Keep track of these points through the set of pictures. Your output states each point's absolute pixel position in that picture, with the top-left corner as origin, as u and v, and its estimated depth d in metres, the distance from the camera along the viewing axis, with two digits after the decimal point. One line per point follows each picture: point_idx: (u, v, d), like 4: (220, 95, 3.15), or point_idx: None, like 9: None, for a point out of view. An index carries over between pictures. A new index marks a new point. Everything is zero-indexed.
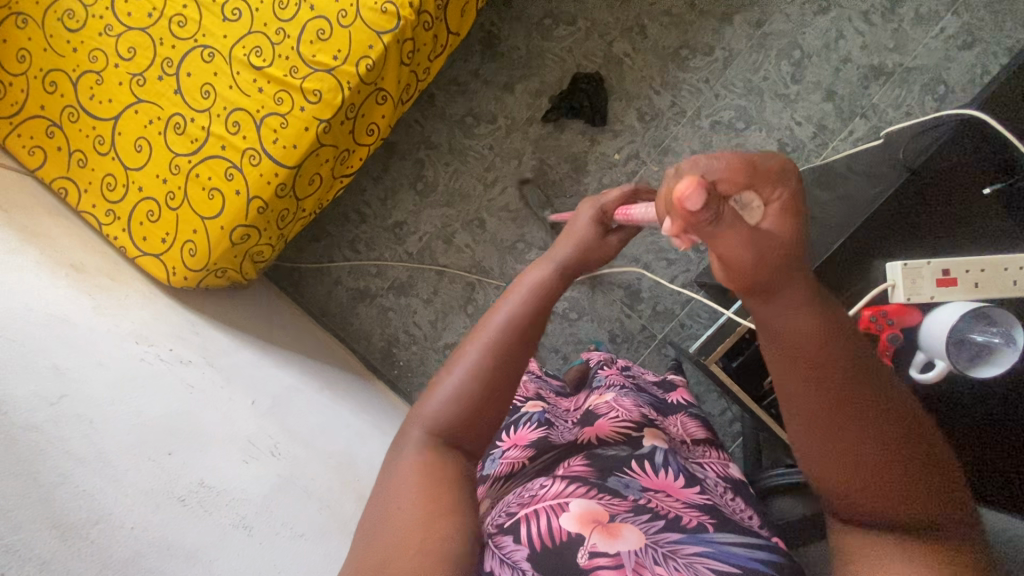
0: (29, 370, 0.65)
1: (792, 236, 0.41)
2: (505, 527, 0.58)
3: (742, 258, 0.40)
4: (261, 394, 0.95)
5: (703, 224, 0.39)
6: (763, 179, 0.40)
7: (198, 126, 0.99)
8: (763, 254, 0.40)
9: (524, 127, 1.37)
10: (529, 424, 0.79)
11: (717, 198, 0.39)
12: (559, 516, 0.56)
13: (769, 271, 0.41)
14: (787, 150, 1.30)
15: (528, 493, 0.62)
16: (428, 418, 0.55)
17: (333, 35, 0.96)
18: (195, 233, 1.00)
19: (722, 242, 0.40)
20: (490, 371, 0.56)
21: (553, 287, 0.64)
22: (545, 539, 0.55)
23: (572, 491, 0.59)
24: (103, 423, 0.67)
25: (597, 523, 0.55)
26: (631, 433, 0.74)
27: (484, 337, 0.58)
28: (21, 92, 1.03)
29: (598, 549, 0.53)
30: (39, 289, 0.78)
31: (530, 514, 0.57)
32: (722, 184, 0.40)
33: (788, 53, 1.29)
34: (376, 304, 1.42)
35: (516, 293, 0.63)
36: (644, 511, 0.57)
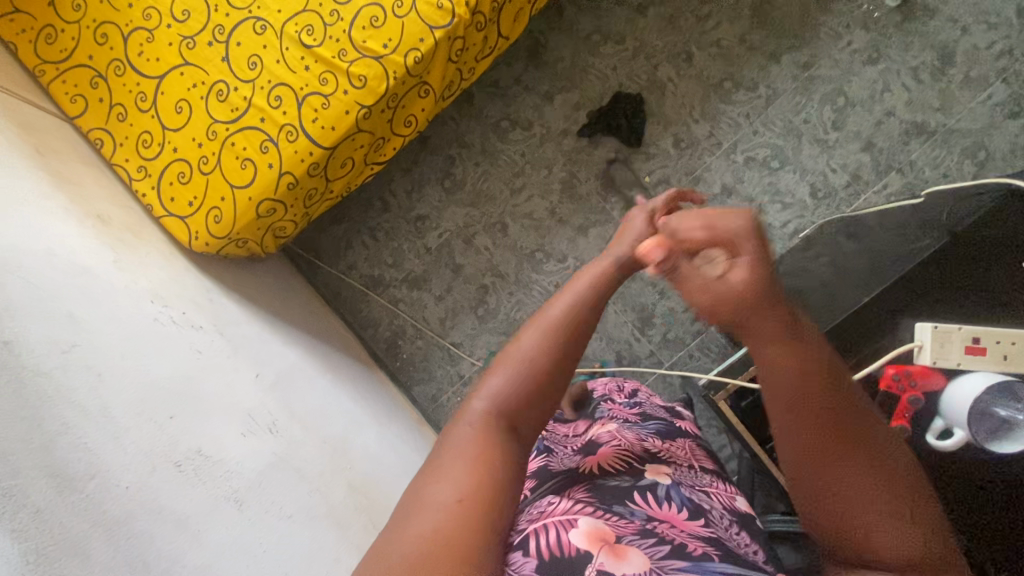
0: (45, 316, 0.65)
1: (756, 283, 0.51)
2: (513, 541, 0.59)
3: (704, 296, 0.54)
4: (266, 369, 0.95)
5: (670, 270, 0.59)
6: (721, 236, 0.56)
7: (241, 95, 0.99)
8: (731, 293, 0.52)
9: (559, 138, 1.37)
10: (532, 453, 0.81)
11: (676, 253, 0.59)
12: (569, 531, 0.57)
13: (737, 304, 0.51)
14: (818, 195, 1.29)
15: (535, 511, 0.64)
16: (490, 393, 0.53)
17: (385, 24, 0.97)
18: (222, 201, 0.99)
19: (690, 279, 0.56)
20: (549, 359, 0.56)
21: (607, 287, 0.65)
22: (553, 551, 0.55)
23: (579, 510, 0.61)
24: (109, 378, 0.67)
25: (604, 543, 0.55)
26: (631, 463, 0.72)
27: (543, 321, 0.59)
28: (72, 39, 1.03)
29: (605, 568, 0.52)
30: (63, 237, 0.79)
31: (539, 530, 0.59)
32: (687, 241, 0.58)
33: (832, 99, 1.29)
34: (388, 295, 1.42)
35: (576, 284, 0.64)
36: (651, 536, 0.57)
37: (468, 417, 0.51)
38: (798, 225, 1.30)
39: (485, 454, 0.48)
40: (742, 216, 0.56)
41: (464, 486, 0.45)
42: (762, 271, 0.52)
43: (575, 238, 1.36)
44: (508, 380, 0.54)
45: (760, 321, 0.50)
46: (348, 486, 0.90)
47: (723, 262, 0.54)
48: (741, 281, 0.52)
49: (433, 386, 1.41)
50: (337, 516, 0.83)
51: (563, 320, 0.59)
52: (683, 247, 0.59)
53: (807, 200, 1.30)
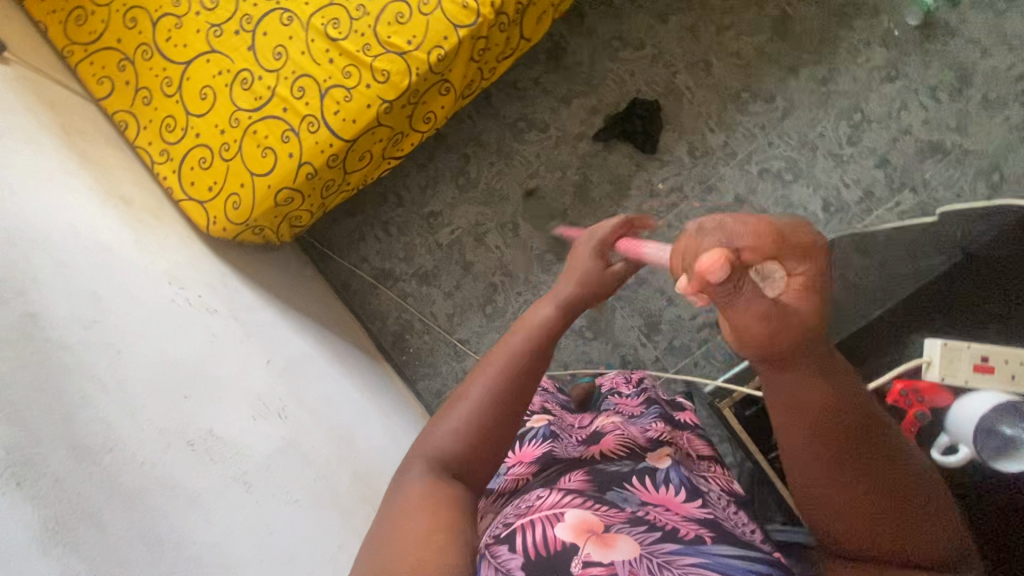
0: (69, 293, 0.67)
1: (813, 309, 0.40)
2: (500, 536, 0.58)
3: (752, 328, 0.41)
4: (276, 355, 0.97)
5: (717, 293, 0.40)
6: (791, 251, 0.40)
7: (265, 85, 1.01)
8: (779, 327, 0.40)
9: (574, 141, 1.37)
10: (534, 440, 0.81)
11: (739, 270, 0.39)
12: (554, 525, 0.56)
13: (782, 340, 0.41)
14: (830, 210, 1.30)
15: (524, 506, 0.63)
16: (437, 447, 0.56)
17: (411, 20, 0.98)
18: (241, 187, 1.01)
19: (739, 311, 0.40)
20: (504, 398, 0.58)
21: (557, 323, 0.66)
22: (540, 547, 0.54)
23: (568, 502, 0.60)
24: (127, 355, 0.68)
25: (591, 534, 0.54)
26: (633, 450, 0.75)
27: (501, 361, 0.61)
28: (101, 22, 1.05)
29: (591, 559, 0.51)
30: (86, 216, 0.80)
31: (527, 524, 0.58)
32: (744, 253, 0.40)
33: (848, 115, 1.30)
34: (397, 289, 1.43)
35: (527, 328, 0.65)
36: (641, 524, 0.57)
37: (412, 478, 0.54)
38: None
39: (438, 496, 0.51)
40: (812, 233, 0.41)
41: (424, 522, 0.48)
42: (822, 302, 0.40)
43: None
44: (456, 423, 0.57)
45: (795, 357, 0.42)
46: (352, 474, 0.91)
47: (780, 285, 0.40)
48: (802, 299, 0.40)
49: (437, 381, 1.42)
50: (341, 503, 0.83)
51: (512, 359, 0.60)
52: (744, 262, 0.40)
53: (819, 214, 1.30)
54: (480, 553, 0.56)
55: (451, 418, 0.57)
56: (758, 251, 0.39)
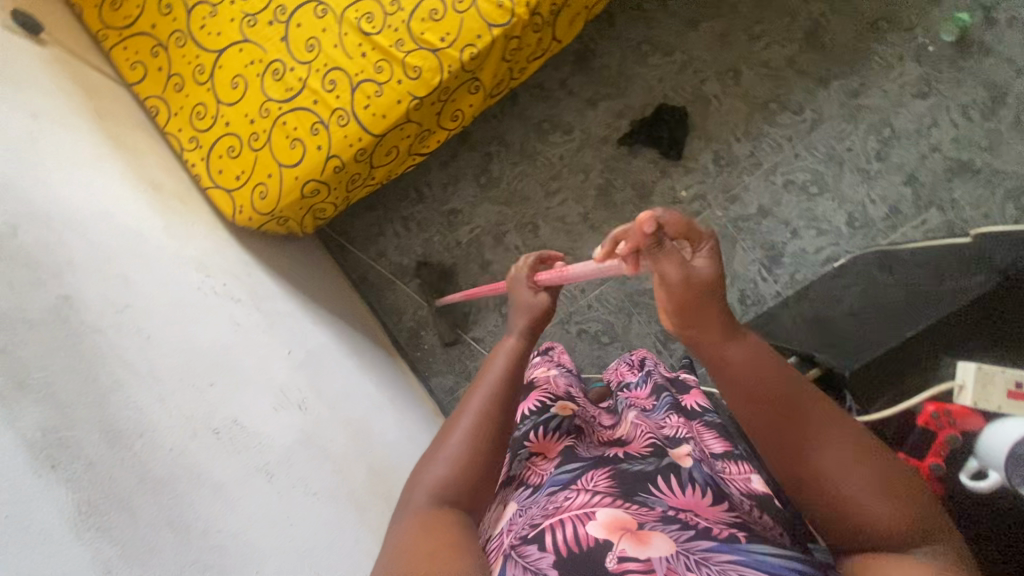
0: (101, 277, 0.67)
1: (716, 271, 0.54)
2: (528, 536, 0.57)
3: (676, 282, 0.53)
4: (297, 346, 0.97)
5: (650, 246, 0.54)
6: (696, 234, 0.54)
7: (296, 76, 1.01)
8: (694, 283, 0.53)
9: (598, 145, 1.37)
10: (556, 430, 0.78)
11: (659, 233, 0.55)
12: (587, 524, 0.55)
13: (698, 294, 0.53)
14: (855, 225, 1.29)
15: (551, 506, 0.61)
16: (431, 484, 0.57)
17: (445, 18, 0.98)
18: (269, 177, 1.01)
19: (664, 263, 0.54)
20: (483, 440, 0.60)
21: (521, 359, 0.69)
22: (571, 544, 0.54)
23: (598, 501, 0.59)
24: (156, 342, 0.68)
25: (625, 531, 0.54)
26: (657, 446, 0.73)
27: (472, 408, 0.62)
28: (136, 8, 1.05)
29: (626, 554, 0.51)
30: (119, 201, 0.81)
31: (555, 523, 0.56)
32: (667, 228, 0.54)
33: (877, 129, 1.28)
34: (415, 285, 1.43)
35: (494, 363, 0.67)
36: (674, 521, 0.55)
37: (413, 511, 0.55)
38: (832, 252, 1.29)
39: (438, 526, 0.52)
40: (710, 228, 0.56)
41: (428, 551, 0.49)
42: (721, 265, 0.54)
43: None
44: (444, 463, 0.58)
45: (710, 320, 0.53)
46: (368, 469, 0.91)
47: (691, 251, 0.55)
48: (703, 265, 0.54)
49: (450, 379, 1.41)
50: (358, 498, 0.84)
51: (485, 398, 0.63)
52: (663, 233, 0.54)
53: (843, 229, 1.29)
54: (506, 555, 0.56)
55: (437, 462, 0.59)
56: (673, 227, 0.54)
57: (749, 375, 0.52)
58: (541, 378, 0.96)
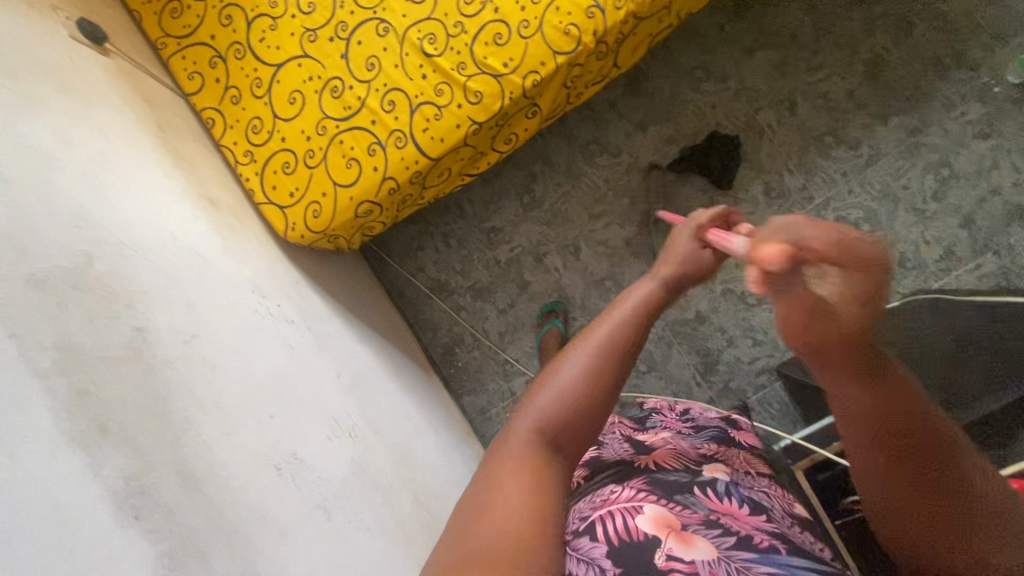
0: (169, 305, 0.67)
1: (858, 317, 0.50)
2: (579, 529, 0.61)
3: (801, 322, 0.52)
4: (345, 368, 0.97)
5: (777, 280, 0.49)
6: (853, 263, 0.47)
7: (355, 95, 1.00)
8: (829, 327, 0.51)
9: (646, 170, 1.35)
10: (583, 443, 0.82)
11: (796, 265, 0.48)
12: (635, 517, 0.59)
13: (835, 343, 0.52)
14: (906, 265, 1.26)
15: (598, 498, 0.66)
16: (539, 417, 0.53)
17: (509, 43, 0.96)
18: (323, 196, 1.00)
19: (788, 299, 0.50)
20: (592, 389, 0.56)
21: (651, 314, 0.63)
22: (622, 535, 0.58)
23: (642, 497, 0.63)
24: (221, 373, 0.68)
25: (670, 529, 0.58)
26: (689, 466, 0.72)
27: (593, 344, 0.58)
28: (196, 17, 1.04)
29: (675, 554, 0.55)
30: (181, 220, 0.80)
31: (605, 516, 0.61)
32: (809, 250, 0.47)
33: (936, 168, 1.25)
34: (451, 301, 1.43)
35: (620, 307, 0.63)
36: (715, 526, 0.59)
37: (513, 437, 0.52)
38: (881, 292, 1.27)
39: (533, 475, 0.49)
40: (875, 244, 0.49)
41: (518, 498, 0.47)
42: (868, 305, 0.49)
43: None
44: (550, 403, 0.54)
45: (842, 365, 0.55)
46: (413, 498, 0.91)
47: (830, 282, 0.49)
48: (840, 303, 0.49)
49: (483, 398, 1.41)
50: (405, 530, 0.83)
51: (608, 341, 0.58)
52: (802, 259, 0.48)
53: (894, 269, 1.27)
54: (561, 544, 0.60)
55: (541, 398, 0.55)
56: (824, 255, 0.47)
57: (871, 408, 0.56)
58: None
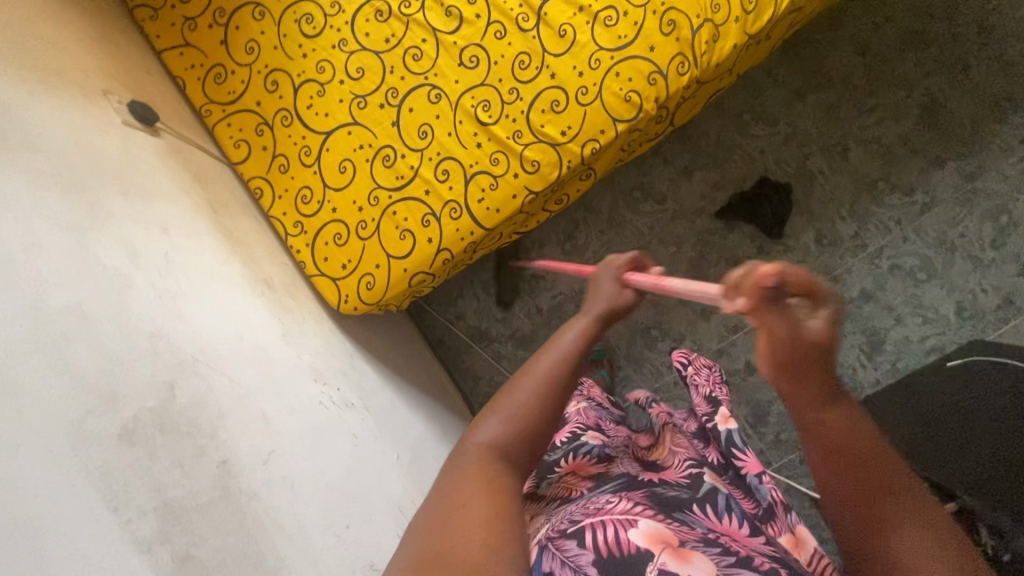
0: (245, 420, 0.65)
1: (826, 342, 0.44)
2: (567, 532, 0.57)
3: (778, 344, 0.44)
4: (403, 446, 0.94)
5: (768, 302, 0.43)
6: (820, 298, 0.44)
7: (407, 164, 0.97)
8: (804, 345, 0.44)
9: (692, 216, 1.31)
10: (589, 456, 0.77)
11: (784, 295, 0.43)
12: (628, 530, 0.55)
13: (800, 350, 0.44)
14: (963, 314, 1.23)
15: (592, 506, 0.62)
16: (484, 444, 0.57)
17: (567, 110, 0.94)
18: (376, 268, 0.97)
19: (770, 328, 0.44)
20: (537, 411, 0.60)
21: (589, 338, 0.66)
22: (613, 547, 0.54)
23: (639, 511, 0.58)
24: (301, 487, 0.66)
25: (666, 545, 0.54)
26: (694, 475, 0.71)
27: (537, 369, 0.62)
28: (241, 82, 1.02)
29: (668, 569, 0.51)
30: (244, 313, 0.78)
31: (596, 523, 0.57)
32: (791, 281, 0.42)
33: (994, 216, 1.22)
34: (492, 350, 1.40)
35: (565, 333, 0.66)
36: (715, 545, 0.56)
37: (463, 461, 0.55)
38: (938, 342, 1.24)
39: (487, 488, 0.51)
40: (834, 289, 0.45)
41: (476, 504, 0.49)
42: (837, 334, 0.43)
43: (696, 321, 1.32)
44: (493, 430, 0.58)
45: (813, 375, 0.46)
46: None
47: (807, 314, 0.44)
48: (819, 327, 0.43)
49: None
50: None
51: (551, 364, 0.62)
52: (789, 291, 0.43)
53: (951, 318, 1.23)
54: (544, 546, 0.57)
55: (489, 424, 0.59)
56: (802, 285, 0.43)
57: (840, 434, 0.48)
58: (570, 410, 0.91)
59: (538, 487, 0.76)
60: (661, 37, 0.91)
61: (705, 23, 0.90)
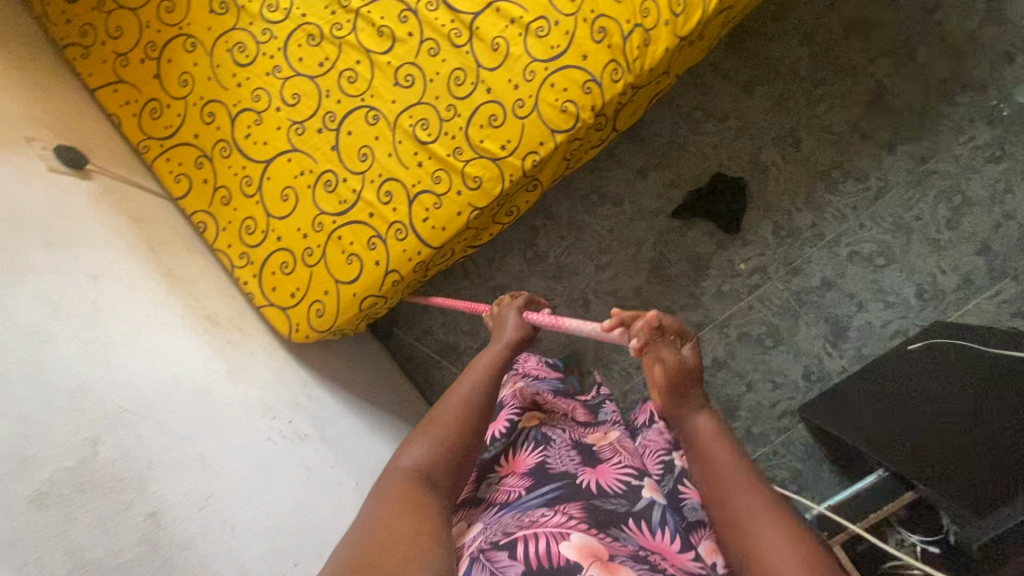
0: (179, 468, 0.64)
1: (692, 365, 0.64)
2: (498, 542, 0.57)
3: (663, 365, 0.63)
4: (363, 472, 0.93)
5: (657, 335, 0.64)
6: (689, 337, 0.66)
7: (349, 188, 0.96)
8: (683, 364, 0.63)
9: (650, 217, 1.31)
10: (528, 447, 0.78)
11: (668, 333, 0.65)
12: (559, 543, 0.56)
13: (685, 369, 0.63)
14: (924, 297, 1.23)
15: (527, 519, 0.62)
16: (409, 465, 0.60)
17: (505, 124, 0.93)
18: (325, 294, 0.97)
19: (660, 347, 0.64)
20: (461, 430, 0.65)
21: (500, 368, 0.74)
22: (542, 560, 0.55)
23: (572, 526, 0.60)
24: (242, 530, 0.66)
25: (596, 559, 0.55)
26: (631, 483, 0.72)
27: (455, 397, 0.68)
28: (177, 116, 1.01)
29: None
30: (184, 354, 0.77)
31: (529, 536, 0.58)
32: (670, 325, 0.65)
33: (948, 196, 1.22)
34: (461, 362, 1.39)
35: (478, 363, 0.74)
36: (644, 561, 0.57)
37: (388, 479, 0.58)
38: (901, 326, 1.24)
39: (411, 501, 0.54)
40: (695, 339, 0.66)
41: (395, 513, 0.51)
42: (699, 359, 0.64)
43: None
44: (421, 450, 0.61)
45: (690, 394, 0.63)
46: None
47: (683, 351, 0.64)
48: (691, 355, 0.64)
49: None
50: None
51: (469, 389, 0.69)
52: (671, 331, 0.65)
53: (912, 301, 1.24)
54: (475, 557, 0.56)
55: (415, 446, 0.62)
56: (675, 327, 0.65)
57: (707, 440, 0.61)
58: (510, 390, 0.91)
59: (477, 490, 0.75)
60: (593, 45, 0.90)
61: (636, 28, 0.89)
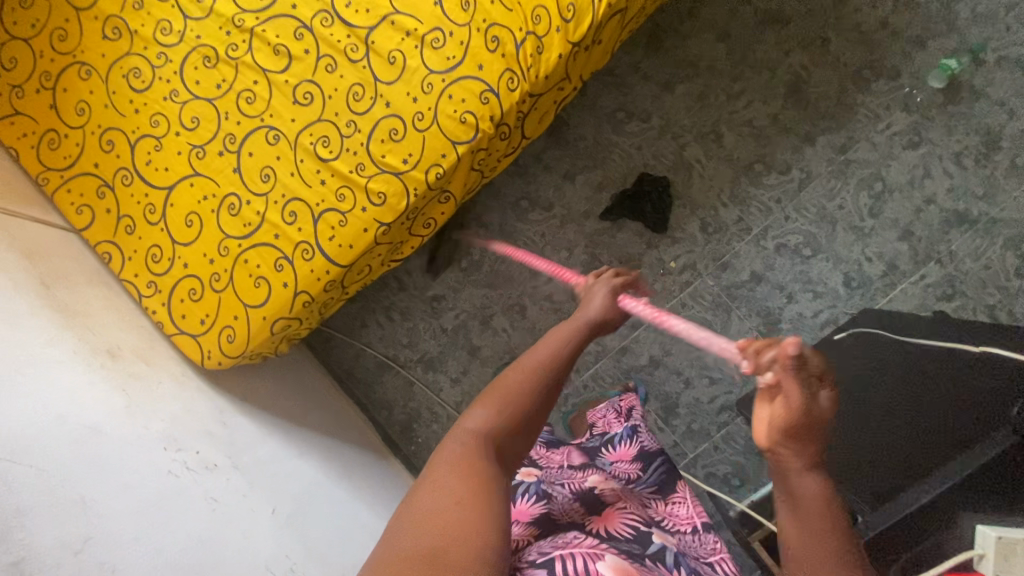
0: (51, 513, 0.64)
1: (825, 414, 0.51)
2: (535, 561, 0.56)
3: (786, 407, 0.51)
4: (281, 498, 0.91)
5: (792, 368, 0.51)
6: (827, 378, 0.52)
7: (253, 210, 0.95)
8: (813, 414, 0.50)
9: (580, 220, 1.31)
10: (528, 496, 0.76)
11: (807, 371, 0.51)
12: (597, 561, 0.54)
13: (813, 417, 0.50)
14: (852, 285, 1.24)
15: (560, 541, 0.61)
16: (475, 430, 0.56)
17: (405, 138, 0.92)
18: (235, 319, 0.95)
19: (789, 385, 0.50)
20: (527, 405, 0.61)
21: (578, 346, 0.69)
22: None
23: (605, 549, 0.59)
24: (124, 569, 0.66)
25: None
26: (639, 530, 0.69)
27: (528, 366, 0.64)
28: (76, 145, 0.99)
29: None
30: (74, 390, 0.76)
31: (565, 555, 0.56)
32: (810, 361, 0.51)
33: (869, 184, 1.23)
34: (402, 376, 1.38)
35: (556, 335, 0.69)
36: None
37: (453, 442, 0.55)
38: (830, 315, 1.25)
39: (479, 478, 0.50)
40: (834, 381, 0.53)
41: (466, 494, 0.48)
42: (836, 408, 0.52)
43: None
44: (488, 419, 0.58)
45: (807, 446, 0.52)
46: None
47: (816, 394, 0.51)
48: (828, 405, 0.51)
49: None
50: None
51: (544, 361, 0.65)
52: (810, 372, 0.51)
53: (840, 289, 1.25)
54: None
55: (482, 413, 0.58)
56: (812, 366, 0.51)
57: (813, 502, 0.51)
58: None
59: None
60: (488, 54, 0.89)
61: (528, 36, 0.89)
